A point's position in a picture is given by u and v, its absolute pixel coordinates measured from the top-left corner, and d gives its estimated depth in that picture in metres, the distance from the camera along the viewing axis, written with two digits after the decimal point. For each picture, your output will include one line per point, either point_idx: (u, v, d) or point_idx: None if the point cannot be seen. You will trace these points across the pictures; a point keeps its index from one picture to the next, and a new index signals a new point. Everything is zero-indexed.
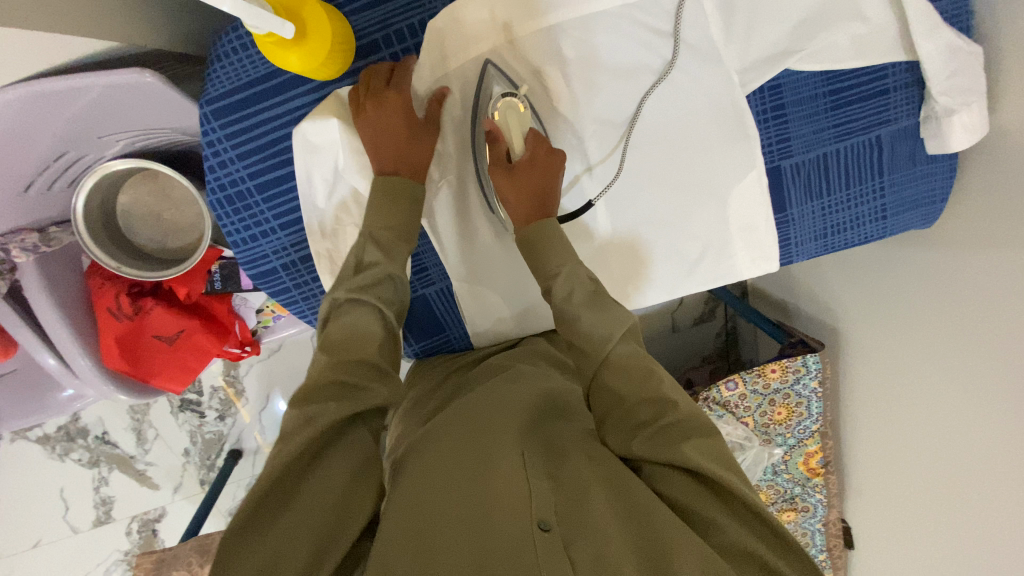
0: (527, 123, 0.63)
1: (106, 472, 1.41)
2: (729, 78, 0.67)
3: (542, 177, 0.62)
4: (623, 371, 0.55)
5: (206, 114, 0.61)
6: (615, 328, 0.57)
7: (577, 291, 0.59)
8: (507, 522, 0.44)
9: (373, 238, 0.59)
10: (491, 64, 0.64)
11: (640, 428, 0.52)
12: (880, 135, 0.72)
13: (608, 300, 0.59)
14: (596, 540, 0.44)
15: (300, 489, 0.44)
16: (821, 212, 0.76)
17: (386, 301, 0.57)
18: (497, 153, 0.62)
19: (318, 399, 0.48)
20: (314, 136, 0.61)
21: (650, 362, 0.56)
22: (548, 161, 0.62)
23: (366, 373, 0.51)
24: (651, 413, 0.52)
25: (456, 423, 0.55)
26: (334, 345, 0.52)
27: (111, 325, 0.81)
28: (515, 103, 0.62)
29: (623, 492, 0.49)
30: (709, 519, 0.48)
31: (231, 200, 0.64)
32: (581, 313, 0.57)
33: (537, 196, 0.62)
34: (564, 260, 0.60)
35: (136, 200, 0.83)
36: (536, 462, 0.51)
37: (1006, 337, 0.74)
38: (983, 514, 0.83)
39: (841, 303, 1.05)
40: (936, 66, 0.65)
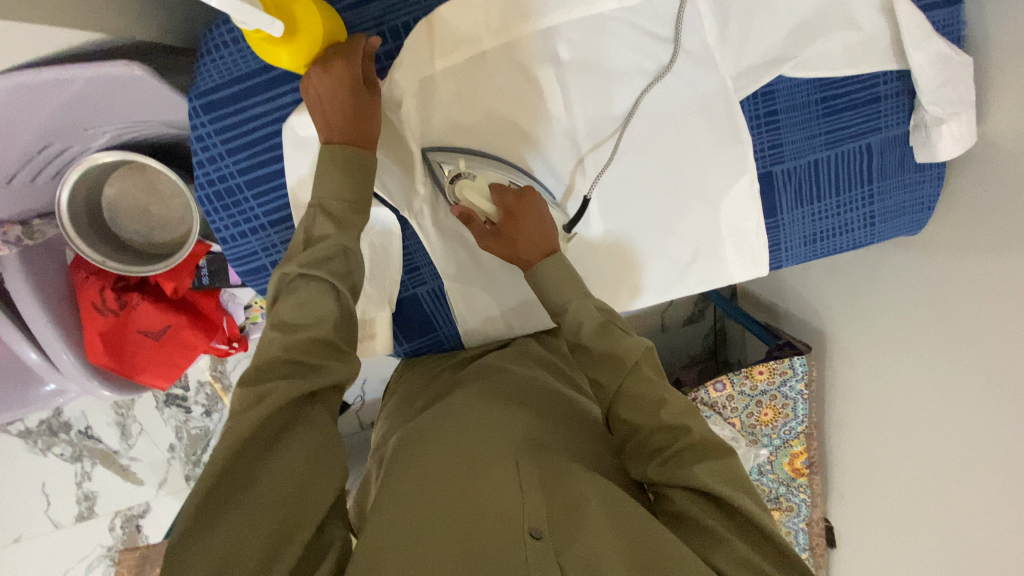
0: (485, 184, 0.63)
1: (89, 467, 1.40)
2: (724, 84, 0.67)
3: (530, 220, 0.61)
4: (637, 401, 0.54)
5: (195, 108, 0.60)
6: (625, 360, 0.55)
7: (586, 325, 0.57)
8: (500, 533, 0.43)
9: (323, 209, 0.56)
10: (428, 150, 0.66)
11: (654, 455, 0.52)
12: (870, 143, 0.73)
13: (616, 330, 0.57)
14: (585, 548, 0.44)
15: (258, 472, 0.43)
16: (811, 218, 0.77)
17: (340, 275, 0.55)
18: (479, 227, 0.62)
19: (271, 376, 0.48)
20: (302, 130, 0.60)
21: (665, 392, 0.54)
22: (524, 202, 0.62)
23: (318, 352, 0.51)
24: (665, 440, 0.52)
25: (450, 432, 0.55)
26: (289, 324, 0.51)
27: (95, 320, 0.80)
28: (465, 179, 0.62)
29: (618, 505, 0.48)
30: (715, 533, 0.47)
31: (220, 195, 0.63)
32: (589, 343, 0.57)
33: (538, 239, 0.61)
34: (570, 295, 0.59)
35: (122, 193, 0.81)
36: (530, 470, 0.50)
37: (990, 343, 0.76)
38: (964, 517, 0.85)
39: (829, 307, 1.06)
40: (927, 76, 0.66)
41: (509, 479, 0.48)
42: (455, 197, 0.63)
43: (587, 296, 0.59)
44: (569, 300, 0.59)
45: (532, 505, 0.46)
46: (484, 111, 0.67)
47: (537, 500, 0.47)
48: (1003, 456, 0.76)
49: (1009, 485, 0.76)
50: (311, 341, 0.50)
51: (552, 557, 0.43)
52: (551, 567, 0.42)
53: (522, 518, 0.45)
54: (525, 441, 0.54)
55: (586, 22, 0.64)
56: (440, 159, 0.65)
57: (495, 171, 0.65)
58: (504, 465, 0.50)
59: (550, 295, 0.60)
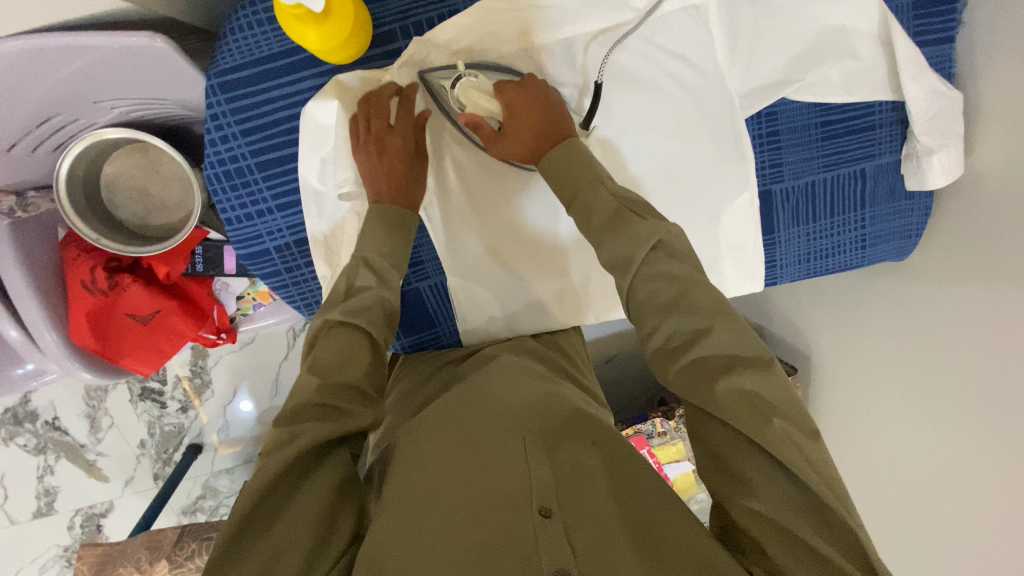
0: (486, 82, 0.62)
1: (52, 460, 1.35)
2: (733, 99, 0.69)
3: (535, 113, 0.62)
4: (657, 291, 0.54)
5: (213, 87, 0.60)
6: (636, 249, 0.55)
7: (597, 212, 0.58)
8: (511, 511, 0.46)
9: (366, 263, 0.59)
10: (424, 72, 0.63)
11: (677, 353, 0.53)
12: (864, 168, 0.76)
13: (630, 217, 0.57)
14: (592, 529, 0.46)
15: (289, 499, 0.45)
16: (806, 237, 0.80)
17: (376, 325, 0.56)
18: (488, 132, 0.63)
19: (302, 420, 0.48)
20: (321, 116, 0.61)
21: (684, 287, 0.53)
22: (526, 96, 0.62)
23: (349, 396, 0.51)
24: (685, 339, 0.53)
25: (457, 413, 0.56)
26: (326, 366, 0.52)
27: (83, 299, 0.77)
28: (467, 81, 0.61)
29: (625, 483, 0.51)
30: (748, 477, 0.48)
31: (229, 175, 0.63)
32: (602, 239, 0.57)
33: (540, 134, 0.62)
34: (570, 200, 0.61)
35: (121, 172, 0.80)
36: (536, 446, 0.52)
37: (972, 371, 0.78)
38: (939, 542, 0.87)
39: (815, 331, 1.10)
40: (919, 107, 0.69)
41: (516, 456, 0.51)
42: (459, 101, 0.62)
43: (600, 183, 0.59)
44: (574, 194, 0.60)
45: (540, 482, 0.48)
46: None
47: (546, 478, 0.49)
48: (975, 479, 0.79)
49: (981, 509, 0.79)
50: (343, 387, 0.51)
51: (562, 536, 0.45)
52: (562, 547, 0.44)
53: (531, 496, 0.47)
54: (529, 413, 0.55)
55: (603, 33, 0.66)
56: (437, 77, 0.63)
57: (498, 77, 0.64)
58: (513, 442, 0.52)
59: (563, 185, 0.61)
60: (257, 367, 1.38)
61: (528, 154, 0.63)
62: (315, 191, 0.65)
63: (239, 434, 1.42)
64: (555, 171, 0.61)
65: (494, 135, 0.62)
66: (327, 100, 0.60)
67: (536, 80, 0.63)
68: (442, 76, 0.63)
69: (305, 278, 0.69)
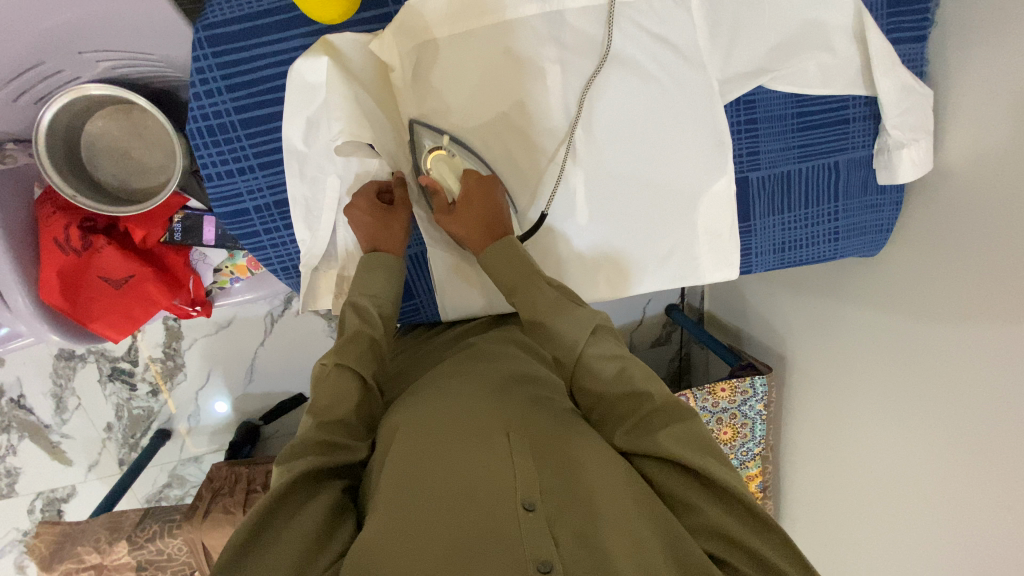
0: (459, 164, 0.66)
1: (15, 441, 1.31)
2: (712, 85, 0.70)
3: (486, 202, 0.63)
4: (599, 367, 0.55)
5: (201, 40, 0.60)
6: (579, 333, 0.56)
7: (540, 299, 0.59)
8: (493, 504, 0.45)
9: (355, 305, 0.61)
10: (417, 123, 0.67)
11: (623, 421, 0.53)
12: (838, 160, 0.78)
13: (572, 305, 0.58)
14: (577, 518, 0.46)
15: (285, 524, 0.45)
16: (781, 226, 0.82)
17: (364, 361, 0.57)
18: (441, 202, 0.65)
19: (297, 455, 0.49)
20: (309, 74, 0.60)
21: (627, 361, 0.55)
22: (485, 187, 0.64)
23: (345, 432, 0.53)
24: (631, 407, 0.53)
25: (436, 406, 0.55)
26: (322, 404, 0.53)
27: (55, 256, 0.76)
28: (444, 156, 0.65)
29: (616, 465, 0.50)
30: (688, 501, 0.49)
31: (212, 130, 0.63)
32: (542, 319, 0.58)
33: (487, 220, 0.63)
34: (517, 281, 0.61)
35: (104, 132, 0.80)
36: (521, 438, 0.50)
37: (941, 366, 0.80)
38: (909, 537, 0.89)
39: (792, 331, 1.12)
40: (891, 102, 0.71)
41: (499, 449, 0.49)
42: (426, 166, 0.66)
43: (540, 277, 0.61)
44: (516, 284, 0.61)
45: (523, 476, 0.47)
46: (485, 86, 0.68)
47: (530, 472, 0.47)
48: (944, 471, 0.82)
49: (951, 500, 0.81)
50: (337, 423, 0.52)
51: (547, 531, 0.44)
52: (547, 541, 0.43)
53: (514, 491, 0.46)
54: (511, 408, 0.54)
55: (589, 11, 0.67)
56: (424, 134, 0.67)
57: (472, 161, 0.68)
58: (495, 437, 0.50)
59: (499, 274, 0.62)
60: (229, 351, 1.36)
61: (470, 237, 0.63)
62: (296, 151, 0.64)
63: (210, 420, 1.40)
64: (498, 259, 0.62)
65: (444, 207, 0.65)
66: (316, 58, 0.59)
67: (499, 181, 0.66)
68: (427, 135, 0.67)
69: (285, 240, 0.69)
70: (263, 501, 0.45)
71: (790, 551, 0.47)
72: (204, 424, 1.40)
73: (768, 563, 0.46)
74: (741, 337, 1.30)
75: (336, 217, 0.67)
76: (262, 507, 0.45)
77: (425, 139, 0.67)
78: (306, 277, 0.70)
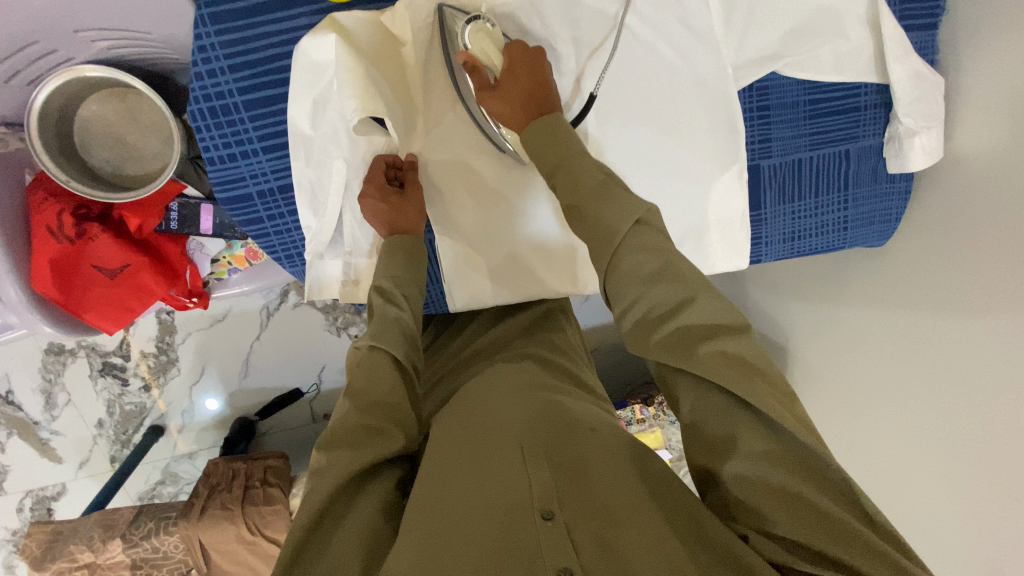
0: (499, 37, 0.61)
1: (4, 437, 1.28)
2: (725, 70, 0.69)
3: (531, 80, 0.61)
4: (641, 255, 0.52)
5: (203, 17, 0.57)
6: (619, 225, 0.54)
7: (583, 181, 0.57)
8: (511, 516, 0.44)
9: (379, 288, 0.60)
10: (445, 7, 0.60)
11: (661, 323, 0.50)
12: (849, 149, 0.78)
13: (616, 189, 0.56)
14: (597, 525, 0.44)
15: (339, 523, 0.45)
16: (791, 216, 0.81)
17: (397, 341, 0.55)
18: (482, 80, 0.62)
19: (340, 444, 0.48)
20: (314, 53, 0.58)
21: (668, 258, 0.52)
22: (528, 61, 0.61)
23: (388, 416, 0.50)
24: (670, 307, 0.50)
25: (456, 428, 0.55)
26: (357, 388, 0.51)
27: (47, 245, 0.73)
28: (483, 27, 0.60)
29: (642, 469, 0.50)
30: (732, 432, 0.47)
31: (214, 112, 0.60)
32: (581, 203, 0.57)
33: (530, 100, 0.61)
34: (558, 164, 0.59)
35: (98, 116, 0.77)
36: (536, 450, 0.50)
37: (949, 357, 0.80)
38: (913, 528, 0.89)
39: (794, 323, 1.12)
40: (904, 89, 0.71)
41: (511, 464, 0.49)
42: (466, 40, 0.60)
43: (583, 156, 0.59)
44: (556, 166, 0.59)
45: (539, 486, 0.46)
46: None
47: (546, 482, 0.47)
48: (949, 462, 0.82)
49: (955, 490, 0.81)
50: (384, 405, 0.50)
51: (565, 538, 0.43)
52: (566, 548, 0.42)
53: (530, 501, 0.45)
54: (529, 422, 0.54)
55: None
56: (456, 14, 0.61)
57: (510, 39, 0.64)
58: (509, 451, 0.50)
59: (540, 159, 0.60)
60: (222, 344, 1.33)
61: (513, 115, 0.62)
62: (300, 133, 0.62)
63: (203, 417, 1.37)
64: (540, 142, 0.60)
65: (486, 86, 0.62)
66: (323, 35, 0.57)
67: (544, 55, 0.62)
68: (457, 16, 0.61)
69: (289, 227, 0.67)
70: (317, 504, 0.45)
71: (843, 489, 0.44)
72: (198, 420, 1.37)
73: (816, 503, 0.43)
74: None
75: (342, 202, 0.65)
76: (313, 512, 0.44)
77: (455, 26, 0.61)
78: (310, 265, 0.67)
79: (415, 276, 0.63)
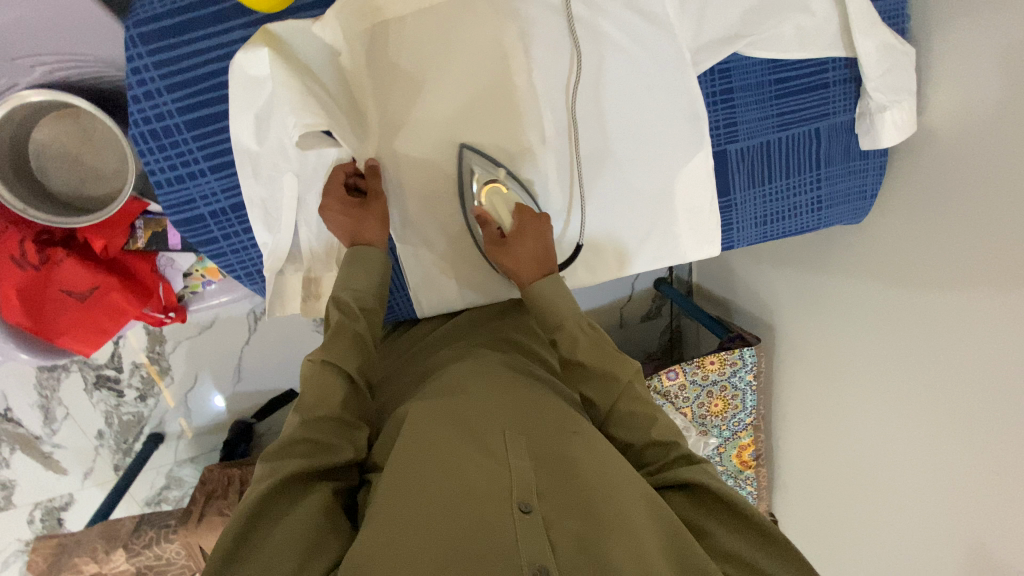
0: (512, 199, 0.64)
1: (7, 453, 1.29)
2: (683, 55, 0.67)
3: (539, 239, 0.62)
4: (630, 421, 0.57)
5: (133, 38, 0.56)
6: (619, 375, 0.58)
7: (581, 341, 0.59)
8: (491, 507, 0.43)
9: (337, 302, 0.58)
10: (467, 147, 0.65)
11: (646, 468, 0.56)
12: (819, 127, 0.75)
13: (610, 347, 0.60)
14: (573, 520, 0.44)
15: (280, 519, 0.43)
16: (762, 199, 0.79)
17: (348, 356, 0.55)
18: (490, 234, 0.63)
19: (291, 454, 0.47)
20: (250, 69, 0.56)
21: (656, 410, 0.58)
22: (537, 223, 0.63)
23: (333, 430, 0.50)
24: (658, 453, 0.56)
25: (435, 406, 0.53)
26: (303, 402, 0.51)
27: (11, 274, 0.75)
28: (499, 187, 0.64)
29: (614, 462, 0.49)
30: (704, 528, 0.50)
31: (155, 134, 0.59)
32: (584, 359, 0.59)
33: (536, 255, 0.62)
34: (563, 315, 0.60)
35: (52, 139, 0.75)
36: (518, 440, 0.49)
37: (929, 333, 0.79)
38: (900, 503, 0.89)
39: (779, 301, 1.11)
40: (872, 63, 0.68)
41: (495, 453, 0.47)
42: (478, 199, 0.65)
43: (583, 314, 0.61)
44: (562, 319, 0.60)
45: (521, 476, 0.45)
46: (446, 70, 0.63)
47: (526, 472, 0.46)
48: (934, 438, 0.81)
49: (939, 465, 0.81)
50: (330, 419, 0.50)
51: (541, 533, 0.42)
52: (541, 543, 0.41)
53: (508, 492, 0.44)
54: (510, 412, 0.53)
55: None
56: (473, 161, 0.65)
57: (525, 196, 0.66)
58: (493, 438, 0.49)
59: (547, 309, 0.61)
60: (212, 351, 1.32)
61: (521, 269, 0.62)
62: (247, 151, 0.60)
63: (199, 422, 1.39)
64: (542, 299, 0.61)
65: (493, 240, 0.63)
66: (255, 50, 0.55)
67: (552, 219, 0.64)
68: (478, 162, 0.65)
69: (245, 245, 0.66)
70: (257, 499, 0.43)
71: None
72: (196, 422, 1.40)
73: None
74: (731, 308, 1.29)
75: (296, 218, 0.65)
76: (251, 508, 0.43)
77: (472, 167, 0.65)
78: (271, 281, 0.67)
79: (376, 288, 0.61)
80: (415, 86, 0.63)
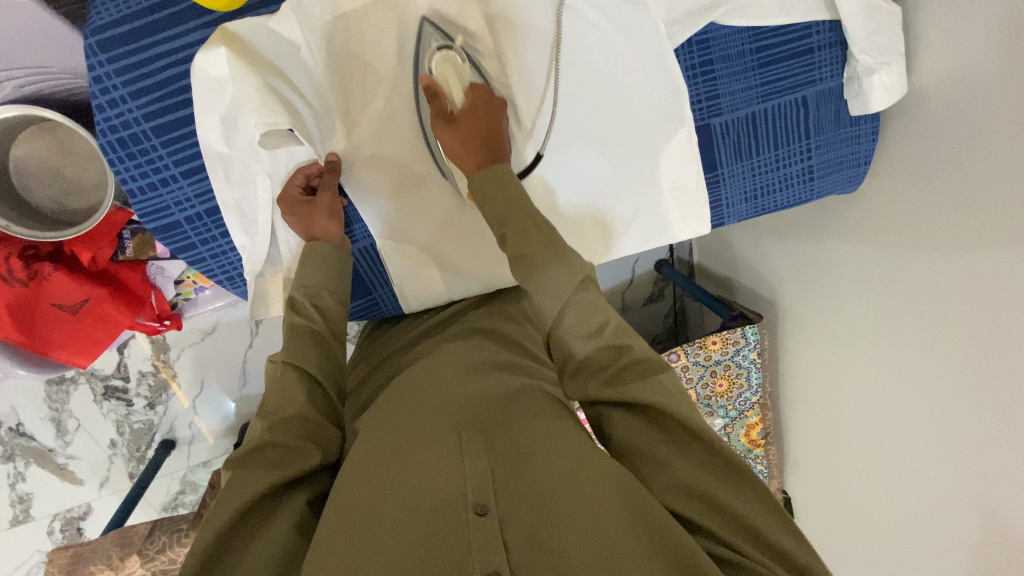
0: (467, 74, 0.61)
1: (22, 467, 1.31)
2: (657, 27, 0.64)
3: (490, 122, 0.61)
4: (579, 319, 0.53)
5: (92, 47, 0.56)
6: (568, 280, 0.54)
7: (534, 238, 0.56)
8: (443, 513, 0.42)
9: (295, 294, 0.60)
10: (428, 20, 0.60)
11: (599, 373, 0.51)
12: (806, 95, 0.73)
13: (567, 246, 0.57)
14: (529, 515, 0.42)
15: (249, 540, 0.43)
16: (751, 172, 0.77)
17: (310, 359, 0.55)
18: (440, 107, 0.59)
19: (259, 464, 0.47)
20: (211, 69, 0.56)
21: (608, 313, 0.54)
22: (491, 106, 0.61)
23: (300, 432, 0.50)
24: (609, 357, 0.51)
25: (395, 419, 0.53)
26: (267, 409, 0.51)
27: (2, 291, 0.75)
28: (454, 56, 0.60)
29: (574, 450, 0.47)
30: (658, 457, 0.47)
31: (124, 143, 0.59)
32: (536, 256, 0.55)
33: (487, 141, 0.60)
34: (512, 208, 0.58)
35: (31, 154, 0.75)
36: (474, 440, 0.48)
37: (934, 300, 0.77)
38: (912, 476, 0.87)
39: (781, 278, 1.09)
40: (858, 24, 0.65)
41: (449, 455, 0.46)
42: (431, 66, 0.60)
43: (528, 211, 0.58)
44: (505, 223, 0.57)
45: (475, 478, 0.44)
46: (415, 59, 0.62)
47: (482, 473, 0.45)
48: (944, 408, 0.79)
49: (949, 436, 0.79)
50: (292, 421, 0.50)
51: (495, 537, 0.41)
52: (494, 548, 0.40)
53: (463, 495, 0.43)
54: (470, 411, 0.52)
55: None
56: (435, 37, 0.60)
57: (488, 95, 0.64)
58: (448, 442, 0.48)
59: (492, 203, 0.58)
60: (217, 355, 1.33)
61: (466, 152, 0.60)
62: (218, 154, 0.60)
63: (213, 425, 1.41)
64: (485, 192, 0.59)
65: (443, 114, 0.60)
66: (213, 49, 0.55)
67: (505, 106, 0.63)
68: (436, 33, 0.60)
69: (225, 249, 0.66)
70: (229, 516, 0.43)
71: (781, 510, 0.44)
72: (211, 425, 1.41)
73: (747, 522, 0.43)
74: (733, 286, 1.26)
75: (272, 218, 0.64)
76: (219, 529, 0.42)
77: None
78: (252, 284, 0.67)
79: (331, 282, 0.62)
80: (384, 77, 0.62)
